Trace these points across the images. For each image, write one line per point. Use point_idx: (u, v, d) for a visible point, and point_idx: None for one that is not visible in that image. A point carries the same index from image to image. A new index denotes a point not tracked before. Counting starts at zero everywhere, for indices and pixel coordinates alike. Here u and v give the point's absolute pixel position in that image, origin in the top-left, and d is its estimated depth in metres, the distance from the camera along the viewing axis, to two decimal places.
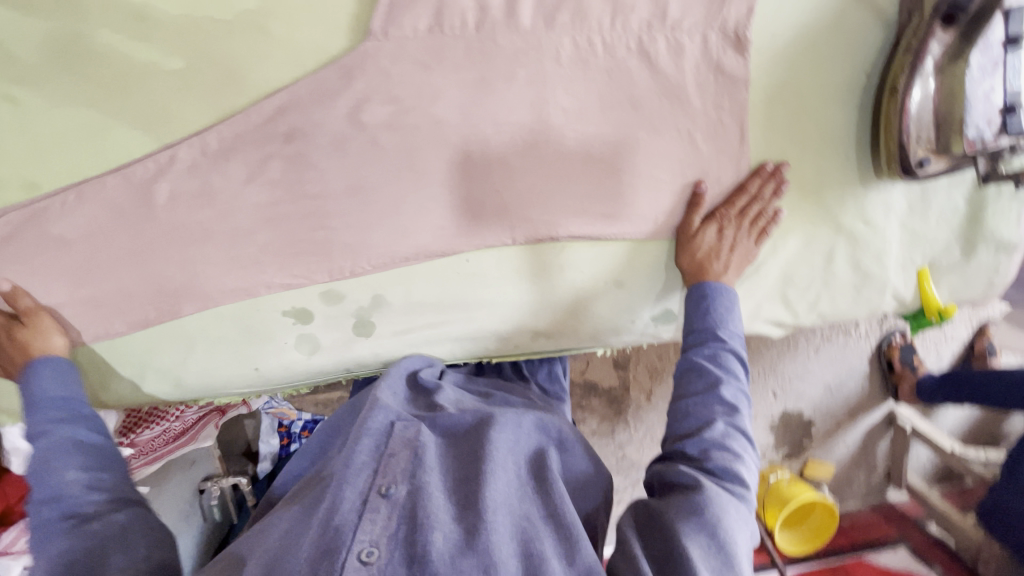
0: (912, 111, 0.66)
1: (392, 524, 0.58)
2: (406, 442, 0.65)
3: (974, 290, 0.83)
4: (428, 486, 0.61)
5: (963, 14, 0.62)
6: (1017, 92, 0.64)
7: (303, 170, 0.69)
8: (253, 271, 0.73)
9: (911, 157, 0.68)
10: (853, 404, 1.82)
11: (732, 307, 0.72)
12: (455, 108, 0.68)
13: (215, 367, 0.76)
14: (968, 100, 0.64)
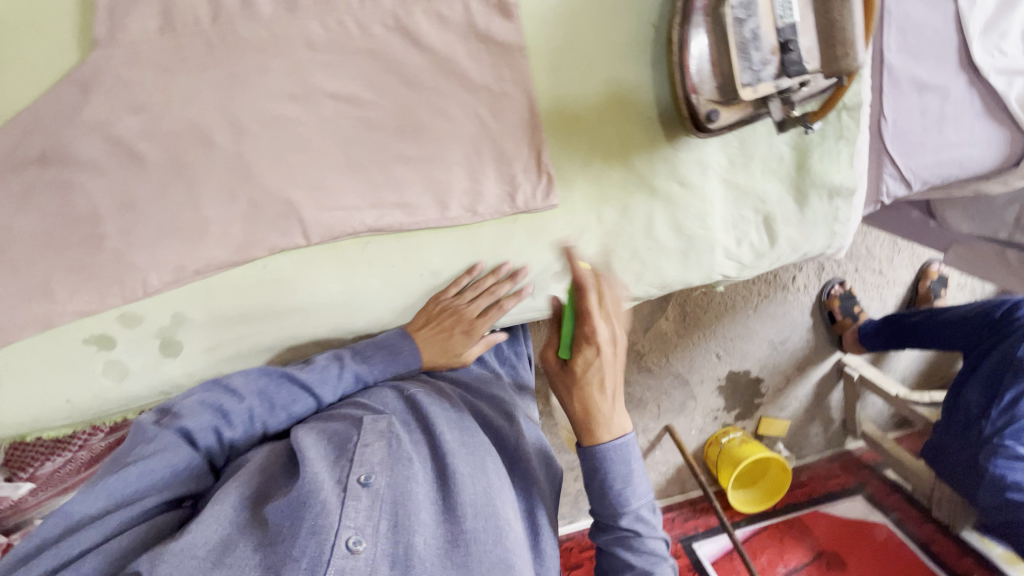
0: (688, 68, 0.62)
1: (376, 515, 0.54)
2: (380, 432, 0.64)
3: (818, 243, 0.79)
4: (416, 484, 0.60)
5: None
6: (791, 29, 0.58)
7: (67, 192, 0.66)
8: (39, 301, 0.70)
9: (697, 111, 0.64)
10: (799, 358, 1.64)
11: (620, 463, 0.64)
12: (211, 110, 0.64)
13: (24, 403, 0.73)
14: (739, 43, 0.59)
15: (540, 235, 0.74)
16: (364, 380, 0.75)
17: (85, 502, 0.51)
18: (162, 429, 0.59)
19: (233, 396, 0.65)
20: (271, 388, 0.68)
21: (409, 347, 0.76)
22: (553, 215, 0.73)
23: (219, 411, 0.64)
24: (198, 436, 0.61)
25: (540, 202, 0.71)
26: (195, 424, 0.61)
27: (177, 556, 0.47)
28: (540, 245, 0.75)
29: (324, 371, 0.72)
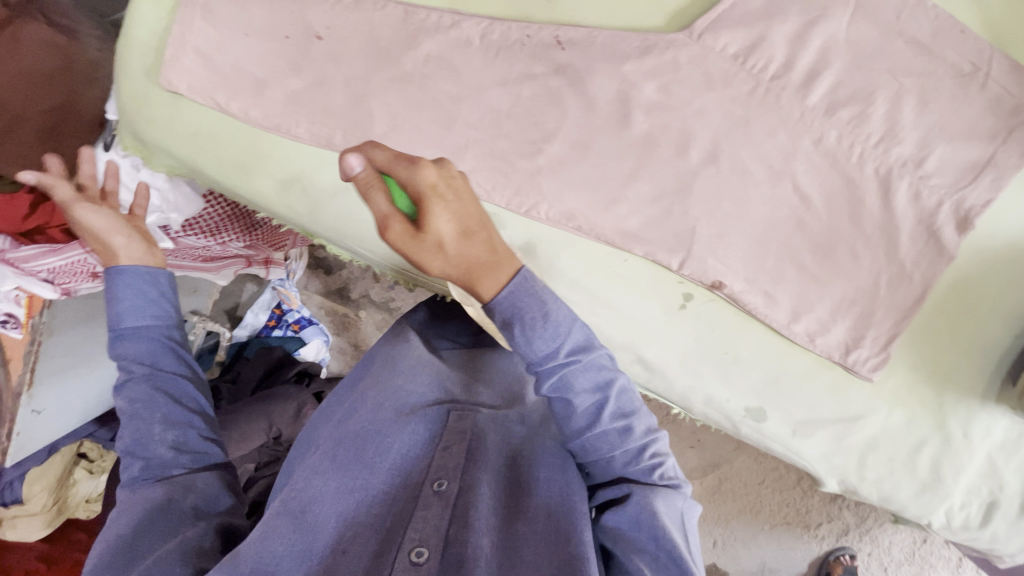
0: None
1: (446, 524, 0.55)
2: (452, 431, 0.63)
3: (1010, 547, 0.86)
4: (481, 491, 0.57)
5: None
6: None
7: (550, 101, 0.71)
8: (447, 155, 0.73)
9: None
10: None
11: (552, 298, 0.51)
12: (707, 130, 0.71)
13: (352, 218, 0.75)
14: None
15: (836, 394, 0.79)
16: (130, 331, 0.62)
17: (107, 534, 0.53)
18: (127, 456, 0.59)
19: (173, 411, 0.60)
20: (191, 389, 0.63)
21: (136, 285, 0.64)
22: (860, 385, 0.79)
23: (136, 420, 0.59)
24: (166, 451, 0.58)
25: (865, 372, 0.77)
26: (137, 467, 0.58)
27: (258, 548, 0.53)
28: (829, 401, 0.80)
29: (130, 358, 0.62)
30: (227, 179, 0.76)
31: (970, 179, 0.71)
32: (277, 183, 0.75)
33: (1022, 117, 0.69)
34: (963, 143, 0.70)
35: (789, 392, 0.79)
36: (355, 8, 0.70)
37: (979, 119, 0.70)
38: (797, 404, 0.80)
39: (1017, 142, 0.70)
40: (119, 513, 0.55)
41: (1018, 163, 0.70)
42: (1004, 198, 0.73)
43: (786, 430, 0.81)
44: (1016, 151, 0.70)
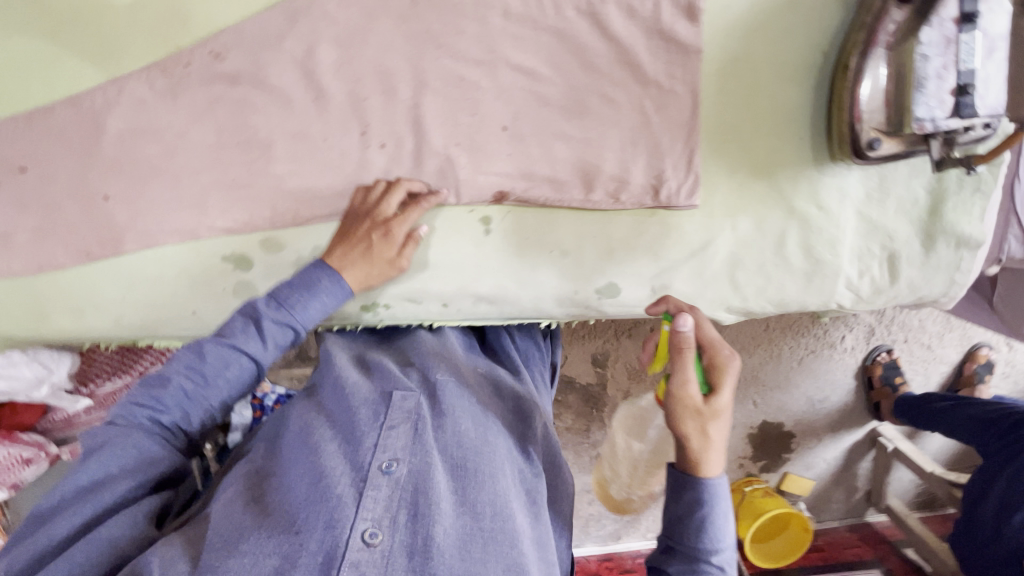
0: (860, 96, 0.66)
1: (394, 506, 0.56)
2: (405, 412, 0.64)
3: (936, 290, 0.81)
4: (432, 470, 0.59)
5: None
6: (970, 74, 0.61)
7: (244, 112, 0.69)
8: (195, 211, 0.73)
9: (861, 138, 0.67)
10: (836, 420, 1.58)
11: (722, 518, 0.57)
12: (400, 59, 0.68)
13: (154, 308, 0.76)
14: (917, 79, 0.62)
15: (673, 234, 0.76)
16: (298, 327, 0.67)
17: (92, 466, 0.56)
18: (164, 389, 0.62)
19: (231, 386, 0.65)
20: (251, 371, 0.65)
21: (327, 290, 0.68)
22: (690, 215, 0.76)
23: (193, 375, 0.63)
24: (166, 420, 0.62)
25: (684, 201, 0.73)
26: (142, 415, 0.61)
27: (214, 528, 0.54)
28: (671, 244, 0.77)
29: (236, 328, 0.65)
30: (24, 330, 0.77)
31: None
32: (74, 313, 0.76)
33: None
34: None
35: (628, 254, 0.77)
36: (28, 126, 0.69)
37: None
38: (642, 262, 0.77)
39: None
40: (103, 442, 0.58)
41: None
42: None
43: (646, 290, 0.78)
44: None
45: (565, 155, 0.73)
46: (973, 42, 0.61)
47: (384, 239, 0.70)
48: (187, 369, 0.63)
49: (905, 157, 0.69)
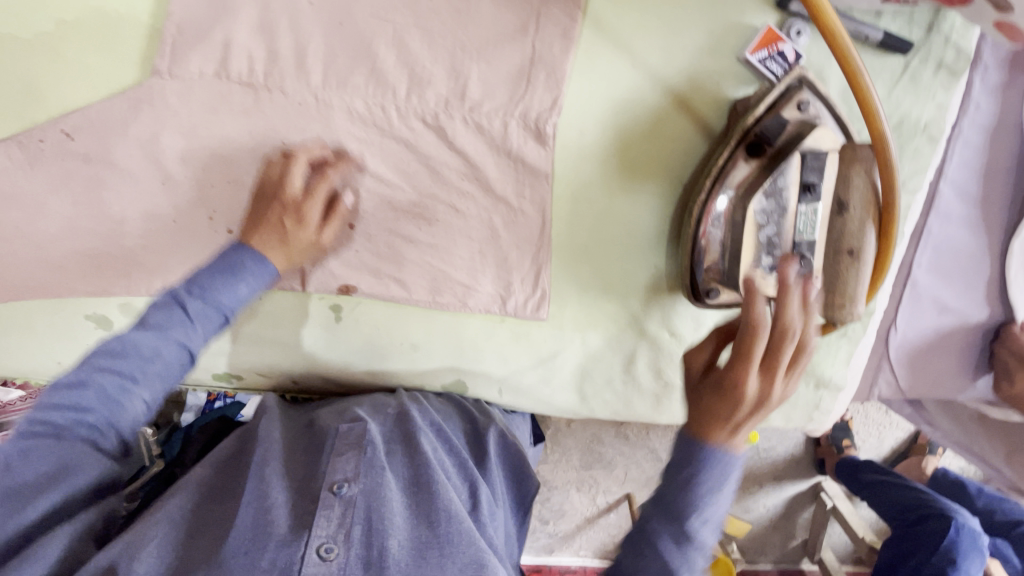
0: (702, 245, 0.61)
1: (349, 522, 0.54)
2: (350, 440, 0.62)
3: (795, 422, 0.78)
4: (382, 488, 0.58)
5: (768, 146, 0.57)
6: (807, 244, 0.58)
7: (94, 187, 0.70)
8: (58, 274, 0.75)
9: (699, 284, 0.64)
10: (779, 470, 1.38)
11: (728, 489, 0.46)
12: (245, 153, 0.67)
13: (20, 357, 0.80)
14: (752, 242, 0.59)
15: (522, 341, 0.76)
16: (226, 312, 0.57)
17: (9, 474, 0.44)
18: (101, 374, 0.49)
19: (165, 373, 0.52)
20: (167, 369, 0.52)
21: (251, 273, 0.59)
22: (539, 325, 0.75)
23: (121, 370, 0.50)
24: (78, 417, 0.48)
25: (528, 314, 0.73)
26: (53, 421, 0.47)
27: (149, 550, 0.50)
28: (520, 350, 0.76)
29: (160, 320, 0.53)
30: None
31: (522, 86, 0.63)
32: None
33: None
34: (492, 51, 0.62)
35: (477, 355, 0.77)
36: None
37: (500, 17, 0.61)
38: (491, 364, 0.77)
39: (546, 25, 0.60)
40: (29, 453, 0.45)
41: (561, 47, 0.61)
42: (580, 84, 0.63)
43: (493, 390, 0.79)
44: (552, 35, 0.61)
45: (412, 258, 0.72)
46: (811, 214, 0.58)
47: (296, 221, 0.62)
48: (114, 360, 0.50)
49: (749, 305, 0.66)
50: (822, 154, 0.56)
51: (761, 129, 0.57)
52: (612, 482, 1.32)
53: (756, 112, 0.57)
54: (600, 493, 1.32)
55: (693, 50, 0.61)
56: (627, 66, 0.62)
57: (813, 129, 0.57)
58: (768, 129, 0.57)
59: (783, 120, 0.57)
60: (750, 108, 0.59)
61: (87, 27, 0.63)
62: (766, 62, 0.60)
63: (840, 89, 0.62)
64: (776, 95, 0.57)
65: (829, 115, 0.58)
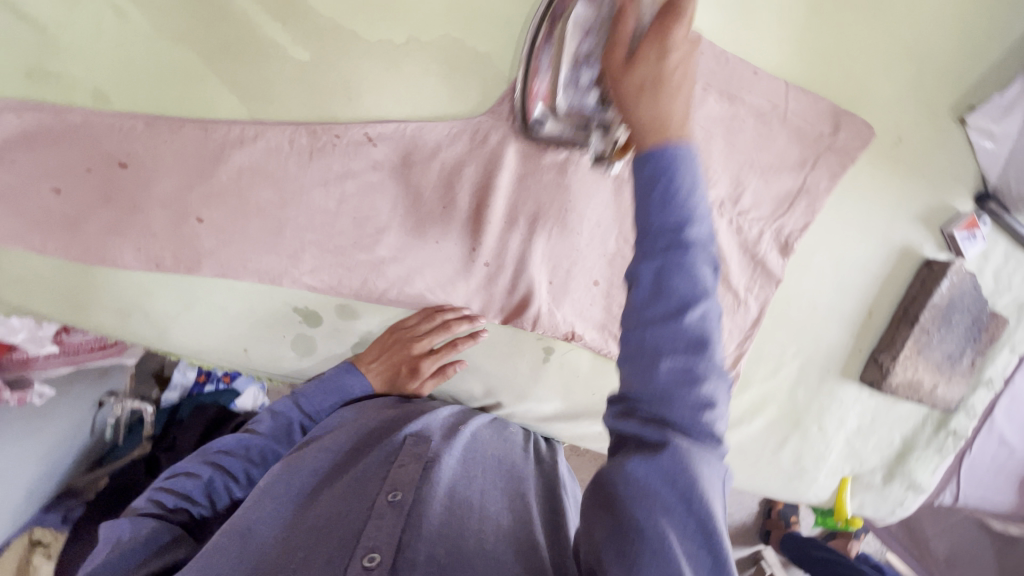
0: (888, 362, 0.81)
1: (399, 530, 0.49)
2: (411, 457, 0.60)
3: (881, 513, 0.95)
4: (427, 496, 0.54)
5: (923, 315, 0.78)
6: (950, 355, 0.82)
7: (371, 191, 0.70)
8: (286, 261, 0.73)
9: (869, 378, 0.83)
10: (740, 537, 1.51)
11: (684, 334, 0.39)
12: (533, 199, 0.73)
13: (205, 335, 0.76)
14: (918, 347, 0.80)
15: None
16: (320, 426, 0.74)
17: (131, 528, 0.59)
18: (223, 457, 0.68)
19: (251, 447, 0.69)
20: (297, 417, 0.73)
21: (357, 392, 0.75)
22: None
23: (226, 478, 0.67)
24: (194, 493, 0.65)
25: None
26: (190, 485, 0.65)
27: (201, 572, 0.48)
28: None
29: (258, 420, 0.72)
30: (53, 312, 0.74)
31: (785, 207, 0.75)
32: (119, 313, 0.75)
33: (824, 145, 0.73)
34: (773, 175, 0.74)
35: None
36: (147, 130, 0.66)
37: (787, 150, 0.73)
38: None
39: (821, 168, 0.74)
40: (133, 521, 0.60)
41: (826, 186, 0.75)
42: (826, 217, 0.77)
43: None
44: (823, 176, 0.74)
45: None
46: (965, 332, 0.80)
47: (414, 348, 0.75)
48: (238, 442, 0.69)
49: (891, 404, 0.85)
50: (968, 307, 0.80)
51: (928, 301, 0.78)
52: None
53: (932, 287, 0.77)
54: None
55: (912, 215, 0.78)
56: (863, 213, 0.77)
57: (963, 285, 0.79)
58: (930, 301, 0.78)
59: (937, 296, 0.78)
60: (933, 279, 0.78)
61: (439, 50, 0.65)
62: (964, 240, 0.78)
63: (993, 271, 0.82)
64: (945, 278, 0.77)
65: (965, 298, 0.79)
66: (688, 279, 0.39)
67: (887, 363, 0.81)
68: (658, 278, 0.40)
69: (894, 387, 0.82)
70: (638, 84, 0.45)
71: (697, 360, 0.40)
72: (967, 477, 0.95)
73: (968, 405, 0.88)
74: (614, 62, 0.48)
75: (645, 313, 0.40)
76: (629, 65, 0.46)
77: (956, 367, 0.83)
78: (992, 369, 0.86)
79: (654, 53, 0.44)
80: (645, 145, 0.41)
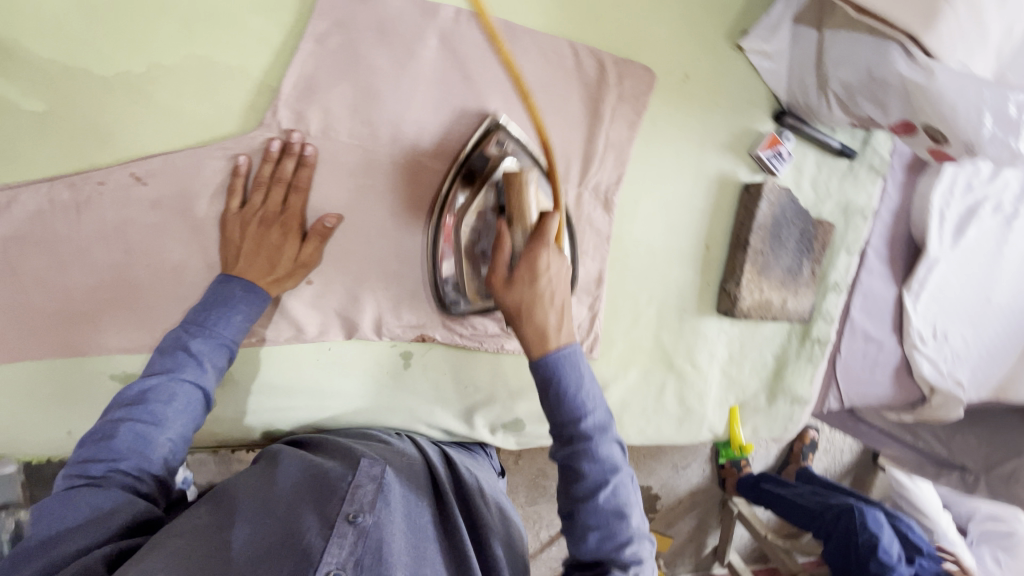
0: (740, 282, 0.82)
1: (361, 549, 0.54)
2: (372, 475, 0.62)
3: (775, 432, 0.98)
4: (392, 521, 0.58)
5: (752, 238, 0.81)
6: (795, 264, 0.85)
7: (158, 234, 0.65)
8: (88, 328, 0.67)
9: (729, 308, 0.84)
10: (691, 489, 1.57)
11: (589, 377, 0.57)
12: (338, 207, 0.70)
13: (15, 426, 0.69)
14: (763, 269, 0.83)
15: None
16: (230, 344, 0.62)
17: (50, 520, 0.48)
18: (120, 425, 0.54)
19: (160, 366, 0.58)
20: (182, 359, 0.59)
21: (243, 301, 0.63)
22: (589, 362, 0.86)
23: (142, 416, 0.55)
24: (102, 478, 0.52)
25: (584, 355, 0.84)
26: (121, 430, 0.54)
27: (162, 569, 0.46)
28: None
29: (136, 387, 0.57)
30: None
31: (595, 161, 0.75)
32: None
33: (615, 94, 0.73)
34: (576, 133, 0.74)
35: (536, 390, 0.86)
36: None
37: (581, 106, 0.73)
38: (547, 399, 0.86)
39: (619, 118, 0.74)
40: (70, 497, 0.50)
41: (629, 134, 0.75)
42: (639, 164, 0.78)
43: (546, 426, 0.87)
44: (622, 124, 0.75)
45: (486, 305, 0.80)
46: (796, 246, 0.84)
47: (284, 238, 0.66)
48: (129, 410, 0.55)
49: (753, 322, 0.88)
50: (786, 222, 0.83)
51: (755, 224, 0.80)
52: (553, 512, 1.47)
53: (756, 209, 0.80)
54: (543, 524, 1.46)
55: (720, 144, 0.80)
56: (673, 152, 0.79)
57: (779, 198, 0.81)
58: (757, 221, 0.80)
59: (760, 215, 0.80)
60: (753, 201, 0.80)
61: (187, 73, 0.62)
62: (770, 158, 0.80)
63: (810, 181, 0.85)
64: (762, 198, 0.79)
65: (789, 213, 0.82)
66: (597, 462, 0.54)
67: (733, 290, 0.83)
68: (591, 458, 0.54)
69: (746, 310, 0.84)
70: (521, 316, 0.57)
71: (594, 445, 0.55)
72: (844, 379, 0.99)
73: (824, 312, 0.92)
74: (496, 277, 0.60)
75: (567, 420, 0.55)
76: (508, 284, 0.59)
77: (798, 279, 0.86)
78: (836, 274, 0.90)
79: (523, 272, 0.58)
80: (534, 357, 0.56)
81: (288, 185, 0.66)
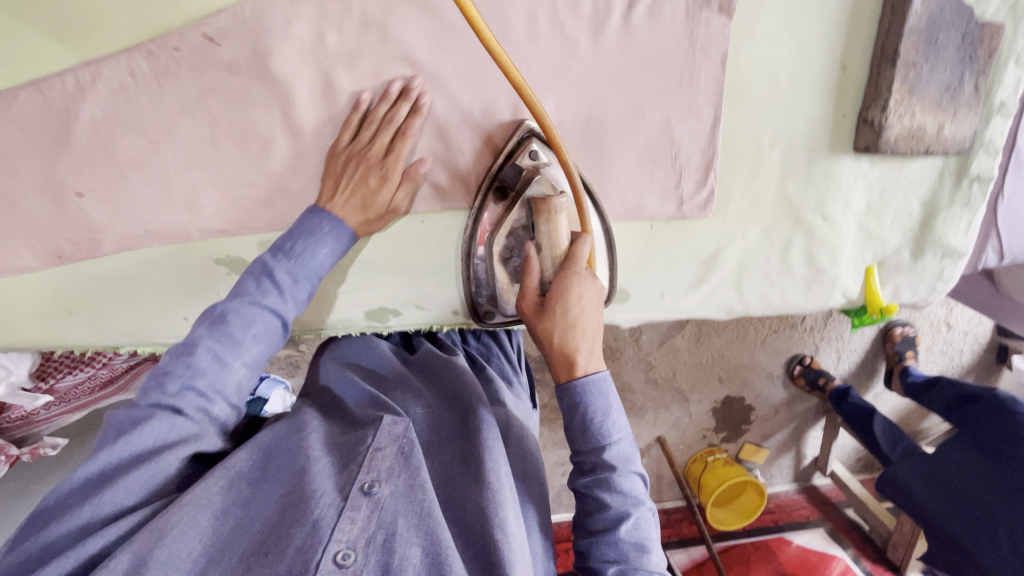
0: (888, 104, 0.69)
1: (373, 527, 0.49)
2: (394, 435, 0.56)
3: (920, 294, 0.86)
4: (418, 488, 0.52)
5: (903, 46, 0.66)
6: (957, 79, 0.70)
7: (237, 105, 0.62)
8: (186, 213, 0.66)
9: (873, 139, 0.71)
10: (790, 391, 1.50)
11: (605, 397, 0.55)
12: (415, 56, 0.62)
13: (135, 314, 0.71)
14: (913, 88, 0.69)
15: (686, 240, 0.77)
16: (312, 276, 0.61)
17: (119, 448, 0.47)
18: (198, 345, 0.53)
19: (245, 285, 0.57)
20: (258, 282, 0.58)
21: (330, 234, 0.62)
22: (703, 223, 0.77)
23: (221, 336, 0.54)
24: (186, 409, 0.51)
25: (698, 213, 0.75)
26: (205, 347, 0.53)
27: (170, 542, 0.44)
28: (685, 250, 0.78)
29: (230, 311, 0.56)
30: None
31: None
32: (43, 319, 0.70)
33: None
34: None
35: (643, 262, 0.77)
36: None
37: None
38: (656, 270, 0.78)
39: None
40: (140, 420, 0.49)
41: None
42: None
43: (656, 297, 0.79)
44: None
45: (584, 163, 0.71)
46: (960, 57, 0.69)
47: (383, 180, 0.63)
48: (210, 328, 0.54)
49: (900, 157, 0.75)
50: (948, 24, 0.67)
51: (908, 26, 0.66)
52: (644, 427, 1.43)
53: (909, 8, 0.65)
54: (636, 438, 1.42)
55: None
56: None
57: None
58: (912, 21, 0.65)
59: (914, 14, 0.65)
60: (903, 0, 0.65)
61: None
62: None
63: None
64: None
65: (952, 12, 0.67)
66: (601, 441, 0.55)
67: (877, 117, 0.70)
68: (585, 492, 0.54)
69: (894, 141, 0.71)
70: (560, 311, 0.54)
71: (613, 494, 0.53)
72: (1003, 226, 0.84)
73: (986, 142, 0.76)
74: None
75: (583, 450, 0.55)
76: None
77: (957, 99, 0.71)
78: (1002, 92, 0.74)
79: None
80: None
81: (396, 129, 0.63)
